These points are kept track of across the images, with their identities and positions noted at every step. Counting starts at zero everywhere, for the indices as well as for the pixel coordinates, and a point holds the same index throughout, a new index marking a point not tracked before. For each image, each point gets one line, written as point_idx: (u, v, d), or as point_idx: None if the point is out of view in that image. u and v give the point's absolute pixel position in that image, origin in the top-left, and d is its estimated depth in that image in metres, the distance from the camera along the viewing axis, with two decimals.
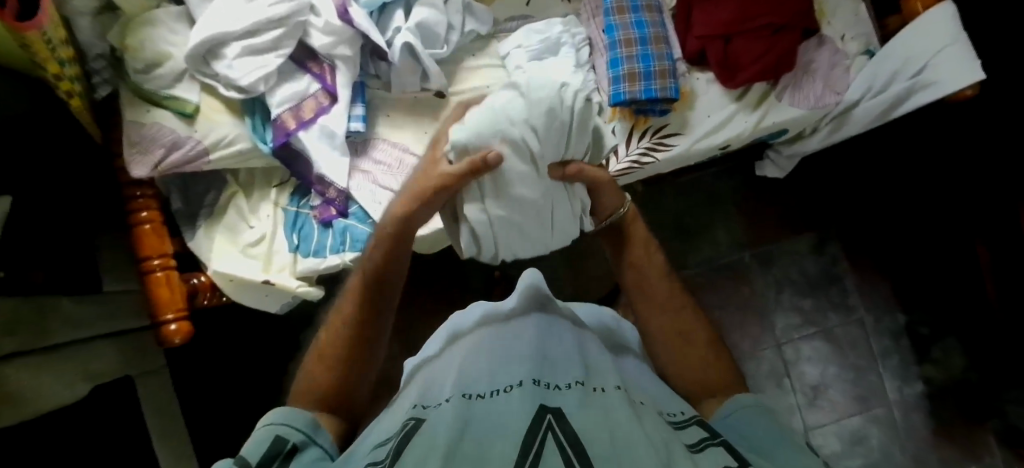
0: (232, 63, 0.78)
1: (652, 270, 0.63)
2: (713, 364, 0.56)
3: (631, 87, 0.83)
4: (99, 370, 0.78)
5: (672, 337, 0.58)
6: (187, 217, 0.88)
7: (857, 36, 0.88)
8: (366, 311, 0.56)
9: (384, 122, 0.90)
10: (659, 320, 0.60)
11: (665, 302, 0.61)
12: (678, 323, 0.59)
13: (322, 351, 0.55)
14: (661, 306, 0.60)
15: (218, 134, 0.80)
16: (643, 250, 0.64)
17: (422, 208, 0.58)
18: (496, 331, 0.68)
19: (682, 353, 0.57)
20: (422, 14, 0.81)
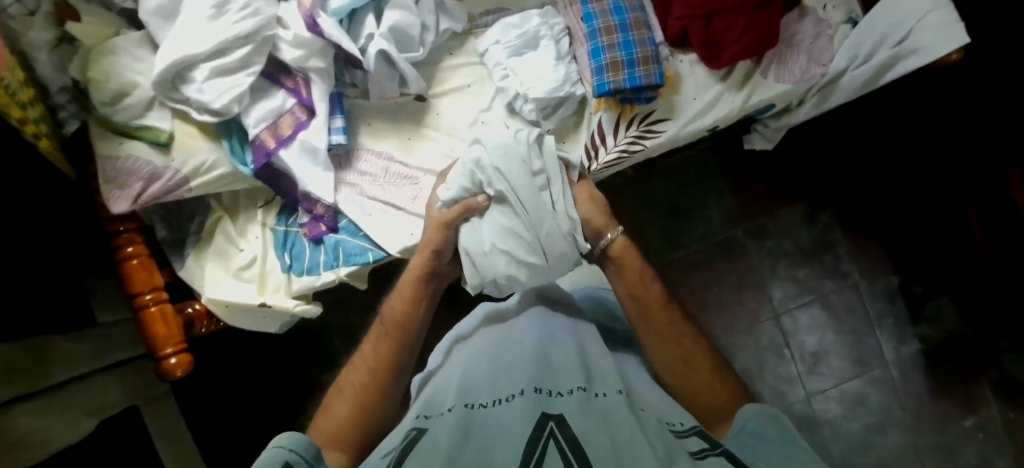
0: (202, 87, 0.75)
1: (654, 298, 0.65)
2: (721, 385, 0.58)
3: (615, 77, 0.81)
4: (100, 406, 0.79)
5: (679, 368, 0.60)
6: (174, 245, 0.87)
7: (840, 4, 0.87)
8: (386, 358, 0.62)
9: (366, 131, 0.88)
10: (664, 348, 0.62)
11: (670, 332, 0.63)
12: (684, 350, 0.61)
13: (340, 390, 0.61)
14: (665, 333, 0.63)
15: (197, 160, 0.79)
16: (644, 281, 0.66)
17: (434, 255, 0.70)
18: (498, 337, 0.68)
19: (689, 379, 0.59)
20: (394, 18, 0.79)
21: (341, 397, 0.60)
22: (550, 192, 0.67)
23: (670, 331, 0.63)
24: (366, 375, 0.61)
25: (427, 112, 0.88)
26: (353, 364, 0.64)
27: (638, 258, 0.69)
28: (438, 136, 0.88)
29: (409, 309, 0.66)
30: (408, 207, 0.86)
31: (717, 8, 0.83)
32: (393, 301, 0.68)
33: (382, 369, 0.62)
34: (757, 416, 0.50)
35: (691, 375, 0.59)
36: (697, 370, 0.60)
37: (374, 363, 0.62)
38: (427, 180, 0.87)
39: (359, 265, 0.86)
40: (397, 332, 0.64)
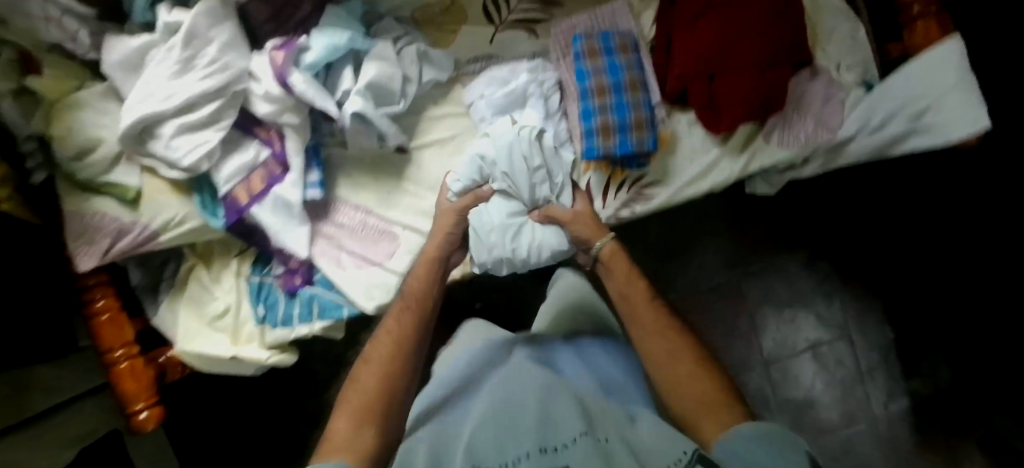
0: (170, 143, 0.72)
1: (640, 298, 0.66)
2: (711, 384, 0.57)
3: (606, 142, 0.76)
4: (81, 434, 0.80)
5: (665, 359, 0.60)
6: (148, 290, 0.86)
7: (855, 64, 0.80)
8: (410, 337, 0.64)
9: (345, 182, 0.85)
10: (652, 345, 0.62)
11: (655, 326, 0.63)
12: (670, 347, 0.61)
13: (360, 375, 0.61)
14: (649, 330, 0.63)
15: (166, 215, 0.76)
16: (626, 278, 0.68)
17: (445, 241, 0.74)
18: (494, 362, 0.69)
19: (676, 376, 0.58)
20: (371, 74, 0.74)
21: (362, 381, 0.60)
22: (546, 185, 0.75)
23: (653, 328, 0.63)
24: (390, 351, 0.62)
25: (409, 164, 0.84)
26: (371, 348, 0.64)
27: (625, 259, 0.70)
28: (419, 191, 0.84)
29: (428, 290, 0.69)
30: (386, 263, 0.84)
31: (720, 67, 0.77)
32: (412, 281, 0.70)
33: (406, 346, 0.63)
34: (765, 432, 0.48)
35: (679, 372, 0.59)
36: (682, 367, 0.59)
37: (398, 344, 0.63)
38: (407, 235, 0.84)
39: (335, 320, 0.86)
40: (419, 305, 0.68)
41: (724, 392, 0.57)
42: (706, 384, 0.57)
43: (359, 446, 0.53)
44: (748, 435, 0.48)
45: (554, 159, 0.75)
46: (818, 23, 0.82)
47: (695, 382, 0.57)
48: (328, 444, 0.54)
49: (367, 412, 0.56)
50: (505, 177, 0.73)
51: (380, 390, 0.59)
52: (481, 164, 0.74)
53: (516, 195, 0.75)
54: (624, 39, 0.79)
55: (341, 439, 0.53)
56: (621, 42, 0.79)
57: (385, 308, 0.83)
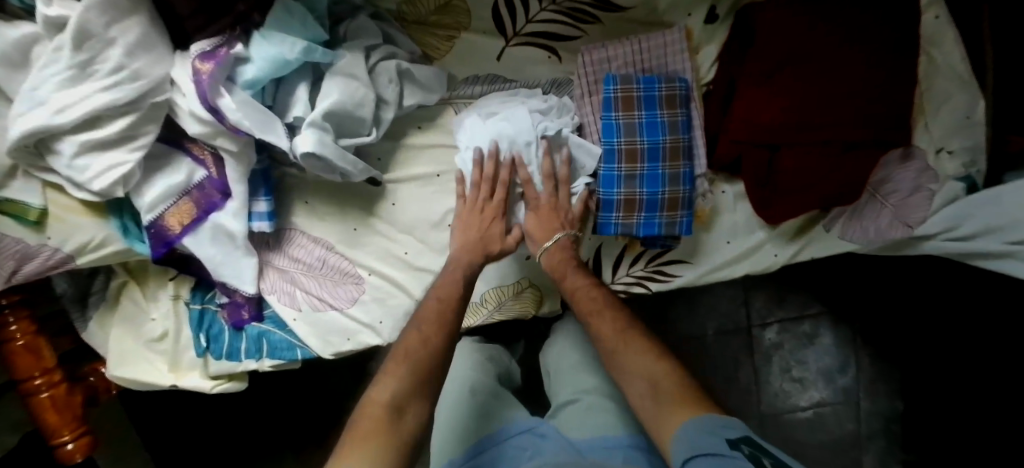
0: (74, 163, 0.57)
1: (584, 285, 0.59)
2: (657, 370, 0.49)
3: (626, 218, 0.61)
4: None
5: (608, 340, 0.54)
6: (76, 303, 0.75)
7: (962, 151, 0.62)
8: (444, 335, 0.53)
9: (301, 209, 0.70)
10: (594, 325, 0.55)
11: (598, 308, 0.56)
12: (608, 337, 0.54)
13: (393, 366, 0.49)
14: (590, 309, 0.56)
15: (79, 240, 0.63)
16: (565, 270, 0.60)
17: (495, 222, 0.61)
18: (514, 462, 0.61)
19: (625, 373, 0.51)
20: (332, 98, 0.57)
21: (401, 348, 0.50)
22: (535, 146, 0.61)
23: (589, 316, 0.56)
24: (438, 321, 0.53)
25: (382, 198, 0.70)
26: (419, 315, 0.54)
27: (568, 253, 0.61)
28: (390, 232, 0.70)
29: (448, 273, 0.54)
30: (347, 310, 0.71)
31: (791, 140, 0.59)
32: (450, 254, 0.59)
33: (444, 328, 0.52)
34: (716, 425, 0.41)
35: (620, 366, 0.52)
36: (625, 354, 0.52)
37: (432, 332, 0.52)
38: (373, 281, 0.71)
39: (286, 360, 0.75)
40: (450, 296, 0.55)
41: (679, 377, 0.48)
42: (656, 370, 0.49)
43: (403, 432, 0.44)
44: (698, 429, 0.41)
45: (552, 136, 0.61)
46: (930, 88, 0.61)
47: (638, 370, 0.50)
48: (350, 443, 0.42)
49: (416, 387, 0.48)
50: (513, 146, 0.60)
51: (409, 387, 0.47)
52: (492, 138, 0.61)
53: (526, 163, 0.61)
54: (673, 89, 0.60)
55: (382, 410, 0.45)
56: (668, 91, 0.60)
57: (343, 356, 0.72)
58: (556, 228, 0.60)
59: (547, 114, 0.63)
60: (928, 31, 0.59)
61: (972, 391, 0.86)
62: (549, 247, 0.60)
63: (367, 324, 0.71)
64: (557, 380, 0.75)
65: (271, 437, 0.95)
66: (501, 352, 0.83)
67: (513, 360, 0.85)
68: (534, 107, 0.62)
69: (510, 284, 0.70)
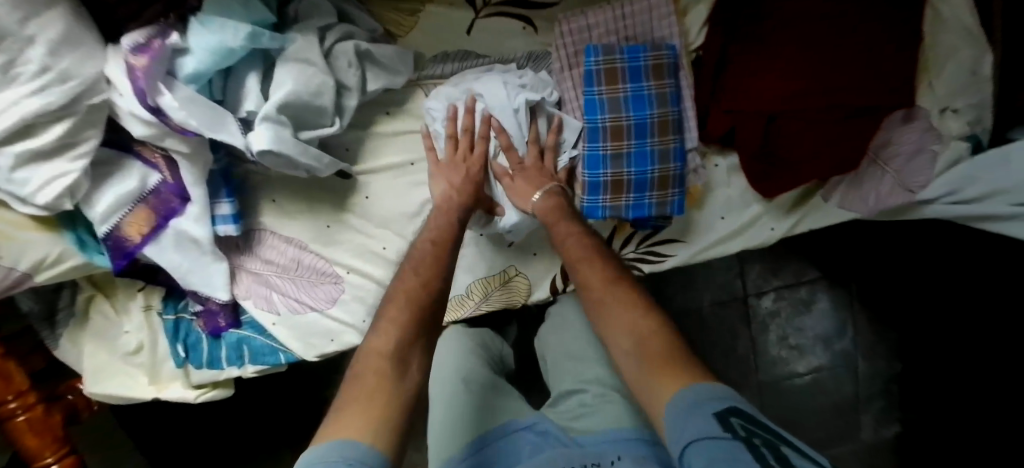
0: (12, 177, 0.52)
1: (575, 233, 0.54)
2: (645, 325, 0.45)
3: (614, 200, 0.57)
4: None
5: (599, 293, 0.50)
6: (44, 321, 0.72)
7: (966, 109, 0.58)
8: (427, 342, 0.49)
9: (269, 208, 0.66)
10: (584, 276, 0.51)
11: (589, 258, 0.52)
12: (594, 284, 0.50)
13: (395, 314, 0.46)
14: (580, 258, 0.52)
15: (35, 257, 0.59)
16: (556, 217, 0.56)
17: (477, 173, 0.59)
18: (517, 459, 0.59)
19: (608, 323, 0.48)
20: (287, 90, 0.52)
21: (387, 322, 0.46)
22: (520, 111, 0.58)
23: (575, 264, 0.53)
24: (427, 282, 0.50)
25: (353, 191, 0.65)
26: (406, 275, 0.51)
27: (561, 203, 0.57)
28: (366, 227, 0.66)
29: (439, 272, 0.51)
30: (328, 311, 0.68)
31: (788, 107, 0.54)
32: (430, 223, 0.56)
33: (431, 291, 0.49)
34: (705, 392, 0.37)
35: (604, 315, 0.49)
36: (610, 304, 0.49)
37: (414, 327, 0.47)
38: (353, 280, 0.68)
39: (270, 365, 0.72)
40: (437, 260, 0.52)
41: (669, 334, 0.45)
42: (642, 326, 0.46)
43: (396, 397, 0.41)
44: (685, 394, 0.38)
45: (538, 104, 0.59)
46: (934, 43, 0.57)
47: (628, 327, 0.46)
48: (346, 405, 0.40)
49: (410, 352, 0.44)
50: (494, 108, 0.58)
51: (410, 338, 0.45)
52: (469, 88, 0.59)
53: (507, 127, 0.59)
54: (660, 58, 0.55)
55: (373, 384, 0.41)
56: (655, 61, 0.55)
57: (328, 356, 0.70)
58: (546, 182, 0.58)
59: (529, 90, 0.59)
60: None
61: (978, 351, 0.85)
62: (541, 196, 0.57)
63: (350, 325, 0.69)
64: (559, 372, 0.72)
65: (266, 439, 0.93)
66: (492, 335, 0.80)
67: (505, 343, 0.82)
68: (518, 80, 0.59)
69: (497, 274, 0.67)
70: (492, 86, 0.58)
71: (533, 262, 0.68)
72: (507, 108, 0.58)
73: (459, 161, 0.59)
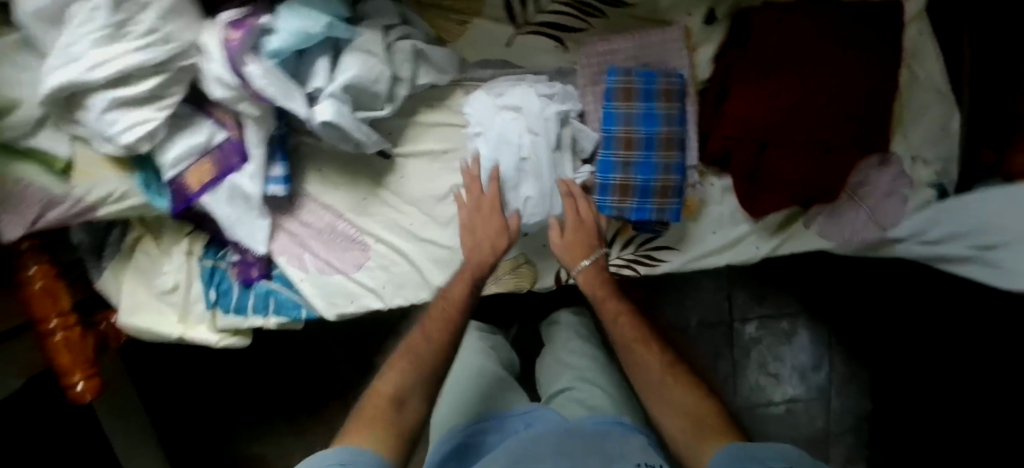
0: (103, 118, 0.60)
1: (624, 315, 0.63)
2: (700, 406, 0.51)
3: (621, 203, 0.65)
4: None
5: (650, 369, 0.57)
6: (91, 253, 0.78)
7: (934, 161, 0.67)
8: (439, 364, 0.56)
9: (314, 177, 0.74)
10: (636, 355, 0.59)
11: (640, 339, 0.60)
12: (652, 372, 0.56)
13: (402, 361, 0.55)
14: (630, 339, 0.60)
15: (102, 191, 0.68)
16: (606, 293, 0.65)
17: (494, 216, 0.63)
18: (509, 433, 0.64)
19: (662, 400, 0.54)
20: (353, 73, 0.61)
21: (395, 370, 0.54)
22: (551, 119, 0.62)
23: (631, 343, 0.60)
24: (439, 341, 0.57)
25: (391, 170, 0.73)
26: (421, 331, 0.59)
27: (602, 272, 0.66)
28: (398, 203, 0.74)
29: (447, 334, 0.58)
30: (353, 275, 0.76)
31: (778, 137, 0.63)
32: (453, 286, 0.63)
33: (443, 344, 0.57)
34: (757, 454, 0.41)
35: (661, 396, 0.54)
36: (668, 387, 0.54)
37: (419, 367, 0.55)
38: (379, 249, 0.76)
39: (291, 318, 0.79)
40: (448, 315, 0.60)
41: (714, 409, 0.51)
42: (697, 406, 0.52)
43: (395, 427, 0.49)
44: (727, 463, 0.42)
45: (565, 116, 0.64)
46: (906, 101, 0.66)
47: (676, 399, 0.53)
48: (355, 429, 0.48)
49: (409, 395, 0.52)
50: (526, 116, 0.62)
51: (411, 386, 0.53)
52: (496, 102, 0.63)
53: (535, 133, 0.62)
54: (670, 83, 0.64)
55: (380, 416, 0.49)
56: (666, 85, 0.64)
57: (347, 317, 0.77)
58: (592, 246, 0.66)
59: (560, 98, 0.65)
60: (910, 44, 0.64)
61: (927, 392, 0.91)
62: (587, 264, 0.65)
63: (370, 289, 0.76)
64: (555, 372, 0.79)
65: None
66: (506, 345, 0.87)
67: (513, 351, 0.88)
68: (549, 90, 0.64)
69: (508, 260, 0.74)
70: (524, 95, 0.63)
71: (542, 253, 0.75)
72: (536, 117, 0.62)
73: (479, 213, 0.63)
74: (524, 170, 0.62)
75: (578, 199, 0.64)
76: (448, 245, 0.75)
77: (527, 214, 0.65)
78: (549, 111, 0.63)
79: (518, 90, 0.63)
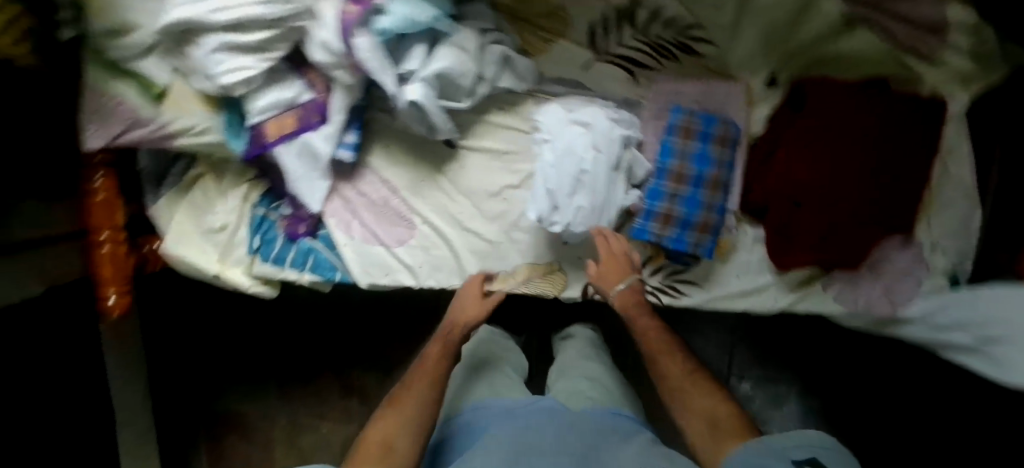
0: (211, 56, 0.65)
1: (651, 328, 0.69)
2: (720, 411, 0.57)
3: (661, 230, 0.70)
4: None
5: (672, 376, 0.63)
6: (152, 181, 0.83)
7: (951, 251, 0.72)
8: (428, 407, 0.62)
9: (379, 151, 0.80)
10: (662, 363, 0.65)
11: (666, 348, 0.66)
12: (675, 374, 0.63)
13: (390, 411, 0.62)
14: (656, 349, 0.66)
15: (186, 123, 0.72)
16: (638, 312, 0.71)
17: (467, 305, 0.76)
18: (512, 410, 0.69)
19: (686, 405, 0.60)
20: (444, 63, 0.66)
21: (387, 419, 0.60)
22: (615, 139, 0.68)
23: (659, 354, 0.66)
24: (423, 393, 0.63)
25: (452, 159, 0.79)
26: (406, 383, 0.65)
27: (638, 296, 0.72)
28: (452, 191, 0.79)
29: (433, 385, 0.65)
30: (393, 249, 0.80)
31: (813, 199, 0.69)
32: (434, 348, 0.71)
33: (429, 392, 0.63)
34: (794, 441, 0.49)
35: (685, 400, 0.60)
36: (690, 389, 0.61)
37: (410, 413, 0.61)
38: (423, 230, 0.80)
39: (324, 279, 0.83)
40: (435, 367, 0.67)
41: (734, 412, 0.57)
42: (714, 408, 0.58)
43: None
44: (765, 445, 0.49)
45: (627, 141, 0.69)
46: (933, 194, 0.71)
47: (698, 404, 0.59)
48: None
49: (397, 438, 0.58)
50: (596, 135, 0.67)
51: (400, 429, 0.59)
52: (567, 116, 0.69)
53: (602, 150, 0.67)
54: (727, 131, 0.70)
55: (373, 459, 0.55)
56: (723, 132, 0.70)
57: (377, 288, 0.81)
58: (624, 277, 0.72)
59: (625, 124, 0.71)
60: (946, 142, 0.69)
61: None
62: (622, 289, 0.71)
63: (407, 266, 0.81)
64: (557, 370, 0.83)
65: None
66: (507, 340, 0.92)
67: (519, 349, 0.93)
68: (617, 115, 0.70)
69: (543, 264, 0.79)
70: (593, 113, 0.68)
71: (576, 264, 0.79)
72: (605, 137, 0.67)
73: (460, 303, 0.76)
74: (581, 182, 0.67)
75: (609, 238, 0.71)
76: (489, 239, 0.79)
77: (573, 225, 0.69)
78: (614, 133, 0.68)
79: (589, 110, 0.69)
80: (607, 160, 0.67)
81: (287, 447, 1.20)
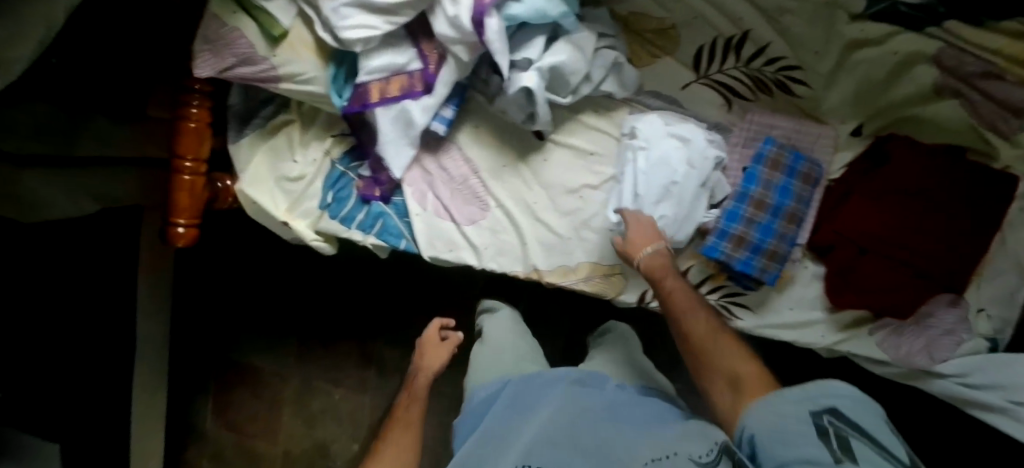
0: (340, 9, 0.67)
1: (677, 290, 0.65)
2: (747, 369, 0.55)
3: (732, 251, 0.73)
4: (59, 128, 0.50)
5: (698, 339, 0.60)
6: (237, 118, 0.84)
7: (996, 317, 0.75)
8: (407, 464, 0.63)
9: (468, 131, 0.83)
10: (690, 326, 0.61)
11: (692, 307, 0.63)
12: (699, 335, 0.60)
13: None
14: (681, 310, 0.63)
15: (294, 69, 0.74)
16: (665, 274, 0.67)
17: (428, 354, 0.80)
18: (522, 394, 0.71)
19: (714, 369, 0.57)
20: (560, 58, 0.69)
21: None
22: (709, 159, 0.73)
23: (684, 315, 0.63)
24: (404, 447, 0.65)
25: (538, 151, 0.82)
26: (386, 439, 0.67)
27: (669, 259, 0.68)
28: (531, 180, 0.82)
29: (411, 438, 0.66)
30: (463, 227, 0.82)
31: (878, 247, 0.73)
32: (405, 398, 0.73)
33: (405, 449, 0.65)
34: (816, 391, 0.46)
35: (711, 363, 0.58)
36: (714, 350, 0.58)
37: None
38: (496, 213, 0.82)
39: (389, 245, 0.84)
40: (407, 418, 0.69)
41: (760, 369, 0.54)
42: (741, 367, 0.55)
43: None
44: (782, 394, 0.47)
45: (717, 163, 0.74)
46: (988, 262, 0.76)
47: (724, 366, 0.56)
48: None
49: None
50: (692, 154, 0.72)
51: None
52: (665, 129, 0.74)
53: (696, 166, 0.72)
54: (811, 171, 0.74)
55: None
56: (808, 171, 0.74)
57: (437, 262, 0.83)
58: (652, 242, 0.69)
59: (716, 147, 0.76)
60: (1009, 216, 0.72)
61: None
62: (651, 253, 0.68)
63: (472, 246, 0.82)
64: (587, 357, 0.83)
65: None
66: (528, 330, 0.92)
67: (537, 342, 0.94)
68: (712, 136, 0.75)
69: (606, 265, 0.81)
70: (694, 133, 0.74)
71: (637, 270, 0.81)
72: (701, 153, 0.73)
73: (422, 353, 0.80)
74: (670, 191, 0.72)
75: (643, 219, 0.71)
76: (558, 233, 0.81)
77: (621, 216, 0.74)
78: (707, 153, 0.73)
79: (690, 128, 0.74)
80: (698, 177, 0.72)
81: (296, 409, 1.19)
